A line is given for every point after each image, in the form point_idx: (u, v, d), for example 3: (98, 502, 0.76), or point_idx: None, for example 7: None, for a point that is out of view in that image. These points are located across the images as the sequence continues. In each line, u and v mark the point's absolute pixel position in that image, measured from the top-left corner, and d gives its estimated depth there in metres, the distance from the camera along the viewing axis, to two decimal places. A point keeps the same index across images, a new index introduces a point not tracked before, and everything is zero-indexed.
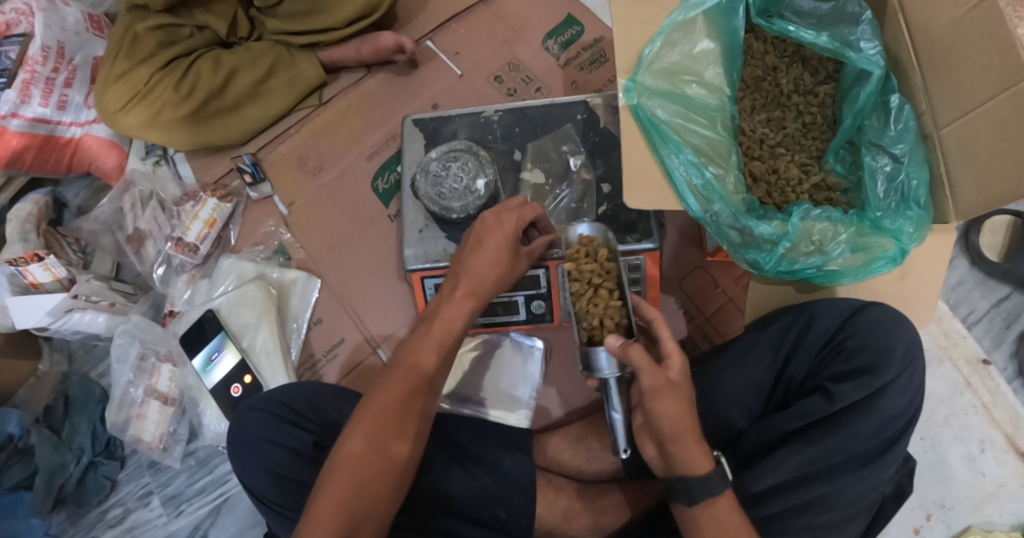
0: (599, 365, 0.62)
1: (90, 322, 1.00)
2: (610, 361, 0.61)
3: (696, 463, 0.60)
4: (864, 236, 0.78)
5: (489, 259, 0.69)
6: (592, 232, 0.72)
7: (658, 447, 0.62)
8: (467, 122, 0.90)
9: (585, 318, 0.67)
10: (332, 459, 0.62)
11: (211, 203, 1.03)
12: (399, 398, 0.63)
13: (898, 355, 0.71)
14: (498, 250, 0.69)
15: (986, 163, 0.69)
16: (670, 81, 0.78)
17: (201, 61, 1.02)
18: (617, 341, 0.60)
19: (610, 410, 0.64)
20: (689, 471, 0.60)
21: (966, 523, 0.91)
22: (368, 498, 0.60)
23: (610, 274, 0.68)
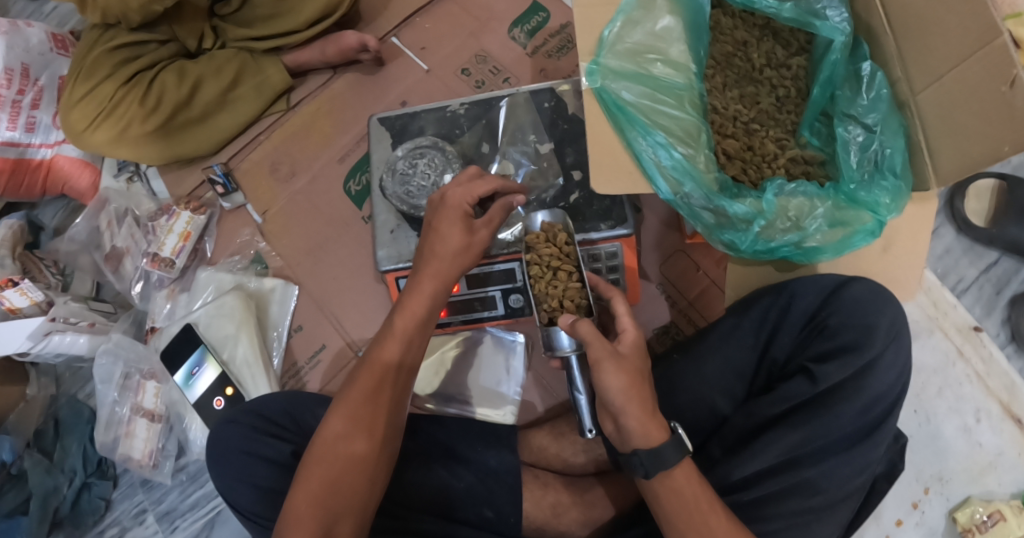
0: (558, 343, 0.67)
1: (70, 343, 0.99)
2: (570, 339, 0.66)
3: (649, 434, 0.59)
4: (842, 209, 0.76)
5: (443, 232, 0.69)
6: (551, 219, 0.77)
7: (614, 423, 0.62)
8: (434, 117, 0.89)
9: (545, 300, 0.73)
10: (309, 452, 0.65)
11: (185, 216, 1.02)
12: (376, 392, 0.66)
13: (883, 330, 0.69)
14: (451, 225, 0.69)
15: (963, 126, 0.67)
16: (634, 61, 0.77)
17: (165, 73, 1.01)
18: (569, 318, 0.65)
19: (574, 391, 0.67)
20: (643, 443, 0.60)
21: (965, 494, 0.90)
22: (343, 493, 0.63)
23: (568, 257, 0.74)
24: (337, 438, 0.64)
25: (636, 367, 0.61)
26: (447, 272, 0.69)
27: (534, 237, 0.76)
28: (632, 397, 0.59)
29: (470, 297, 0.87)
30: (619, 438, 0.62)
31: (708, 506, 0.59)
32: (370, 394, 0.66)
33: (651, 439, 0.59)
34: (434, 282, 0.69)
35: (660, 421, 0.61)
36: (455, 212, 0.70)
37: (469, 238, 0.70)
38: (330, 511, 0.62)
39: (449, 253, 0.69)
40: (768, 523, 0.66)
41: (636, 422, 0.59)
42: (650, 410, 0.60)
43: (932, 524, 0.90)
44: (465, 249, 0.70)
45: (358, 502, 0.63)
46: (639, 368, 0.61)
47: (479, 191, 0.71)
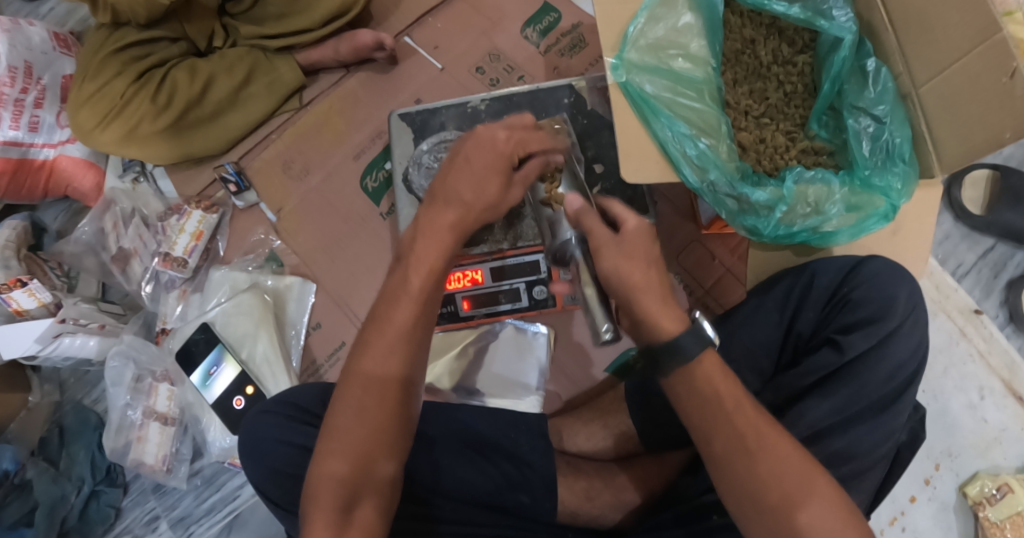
0: (561, 231, 0.71)
1: (81, 345, 0.97)
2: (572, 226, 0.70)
3: (660, 323, 0.59)
4: (856, 194, 0.78)
5: (468, 187, 0.64)
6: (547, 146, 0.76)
7: (630, 319, 0.62)
8: (455, 112, 0.90)
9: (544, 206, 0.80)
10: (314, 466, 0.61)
11: (197, 215, 1.00)
12: (379, 408, 0.60)
13: (901, 304, 0.72)
14: (479, 178, 0.65)
15: (966, 116, 0.71)
16: (656, 56, 0.79)
17: (177, 70, 1.00)
18: (576, 202, 0.66)
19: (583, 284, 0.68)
20: (655, 333, 0.59)
21: (974, 469, 0.95)
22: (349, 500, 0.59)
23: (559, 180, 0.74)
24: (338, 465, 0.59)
25: (643, 252, 0.61)
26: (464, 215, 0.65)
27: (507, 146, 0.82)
28: (639, 280, 0.59)
29: (495, 290, 0.88)
30: (634, 327, 0.62)
31: None
32: (371, 416, 0.60)
33: (661, 328, 0.59)
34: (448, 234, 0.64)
35: (678, 313, 0.60)
36: (496, 159, 0.66)
37: (486, 189, 0.65)
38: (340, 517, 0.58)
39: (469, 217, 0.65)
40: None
41: (649, 307, 0.59)
42: (665, 300, 0.60)
43: (943, 499, 0.94)
44: (489, 203, 0.65)
45: (373, 510, 0.60)
46: (648, 252, 0.61)
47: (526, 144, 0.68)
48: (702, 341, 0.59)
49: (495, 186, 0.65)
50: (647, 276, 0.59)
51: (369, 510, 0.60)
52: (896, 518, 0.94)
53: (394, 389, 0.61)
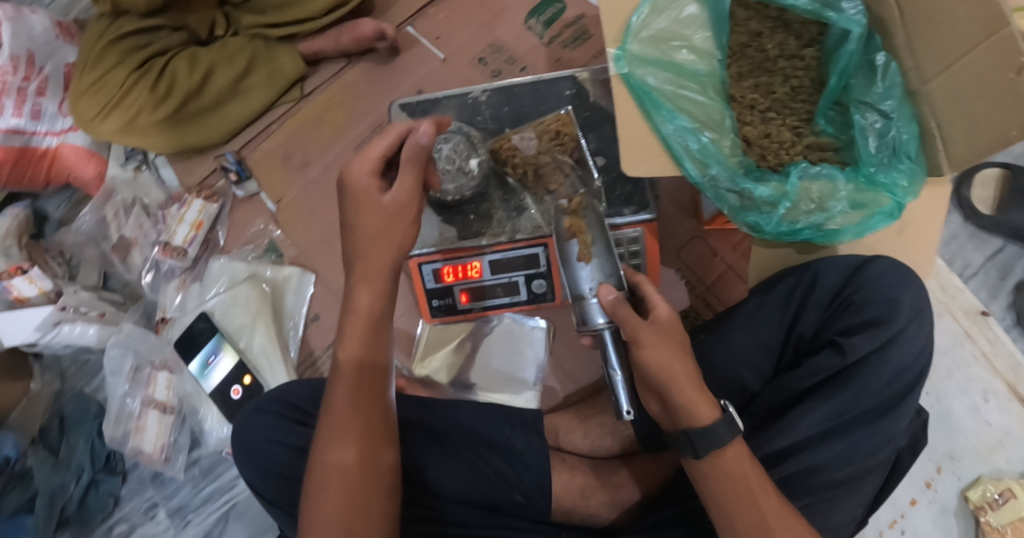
0: (593, 318, 0.65)
1: (80, 334, 0.97)
2: (603, 313, 0.65)
3: (698, 412, 0.62)
4: (862, 192, 0.77)
5: (373, 231, 0.63)
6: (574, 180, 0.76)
7: (661, 400, 0.65)
8: (455, 103, 0.89)
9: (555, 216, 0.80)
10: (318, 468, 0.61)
11: (197, 204, 1.00)
12: (367, 394, 0.62)
13: (906, 306, 0.71)
14: (377, 216, 0.63)
15: (976, 114, 0.69)
16: (659, 48, 0.78)
17: (177, 60, 1.00)
18: (610, 294, 0.63)
19: (609, 369, 0.66)
20: (693, 422, 0.62)
21: (976, 473, 0.93)
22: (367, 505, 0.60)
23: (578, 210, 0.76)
24: (341, 454, 0.60)
25: (675, 339, 0.64)
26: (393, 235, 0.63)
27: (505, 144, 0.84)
28: (680, 372, 0.62)
29: (494, 284, 0.87)
30: (667, 415, 0.64)
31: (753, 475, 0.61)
32: (359, 404, 0.62)
33: (700, 418, 0.62)
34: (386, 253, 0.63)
35: (709, 398, 0.63)
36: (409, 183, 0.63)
37: (389, 214, 0.63)
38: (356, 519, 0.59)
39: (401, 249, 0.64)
40: (802, 497, 0.68)
41: (685, 396, 0.62)
42: (697, 385, 0.63)
43: (944, 502, 0.93)
44: (396, 216, 0.63)
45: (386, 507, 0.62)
46: (678, 342, 0.64)
47: (378, 152, 0.64)
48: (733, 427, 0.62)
49: (387, 208, 0.63)
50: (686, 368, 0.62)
51: (381, 508, 0.61)
52: (896, 520, 0.93)
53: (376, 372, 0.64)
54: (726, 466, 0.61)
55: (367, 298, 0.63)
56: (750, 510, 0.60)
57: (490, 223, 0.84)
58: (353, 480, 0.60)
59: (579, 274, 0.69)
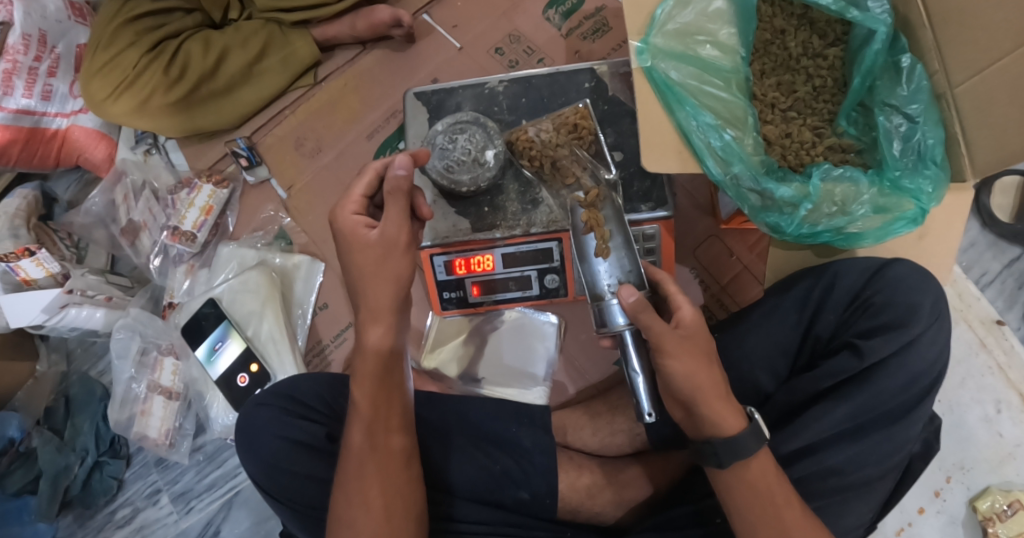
0: (613, 318, 0.64)
1: (87, 317, 0.97)
2: (624, 314, 0.64)
3: (723, 422, 0.61)
4: (886, 196, 0.75)
5: (367, 269, 0.64)
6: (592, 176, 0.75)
7: (685, 410, 0.64)
8: (471, 93, 0.87)
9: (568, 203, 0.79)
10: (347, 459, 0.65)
11: (207, 190, 0.99)
12: (373, 387, 0.65)
13: (925, 310, 0.69)
14: (369, 251, 0.64)
15: (1004, 120, 0.67)
16: (683, 42, 0.76)
17: (190, 43, 0.99)
18: (631, 295, 0.60)
19: (630, 370, 0.65)
20: (717, 432, 0.61)
21: (985, 483, 0.92)
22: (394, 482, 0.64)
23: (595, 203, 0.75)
24: (360, 440, 0.65)
25: (702, 349, 0.62)
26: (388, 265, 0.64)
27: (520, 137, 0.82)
28: (704, 379, 0.61)
29: (506, 278, 0.86)
30: (691, 422, 0.63)
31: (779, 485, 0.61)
32: (371, 399, 0.65)
33: (726, 428, 0.61)
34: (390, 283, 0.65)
35: (735, 408, 0.62)
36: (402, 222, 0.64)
37: (382, 248, 0.64)
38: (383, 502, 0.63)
39: (399, 275, 0.65)
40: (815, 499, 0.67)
41: (710, 408, 0.61)
42: (721, 395, 0.62)
43: (953, 512, 0.92)
44: (387, 250, 0.64)
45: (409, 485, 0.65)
46: (705, 349, 0.62)
47: (358, 194, 0.66)
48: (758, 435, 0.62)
49: (376, 243, 0.64)
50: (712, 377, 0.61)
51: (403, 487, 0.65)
52: (903, 529, 0.92)
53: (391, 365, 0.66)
54: (737, 466, 0.61)
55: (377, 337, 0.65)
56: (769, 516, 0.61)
57: (504, 215, 0.83)
58: (370, 464, 0.64)
59: (601, 275, 0.69)
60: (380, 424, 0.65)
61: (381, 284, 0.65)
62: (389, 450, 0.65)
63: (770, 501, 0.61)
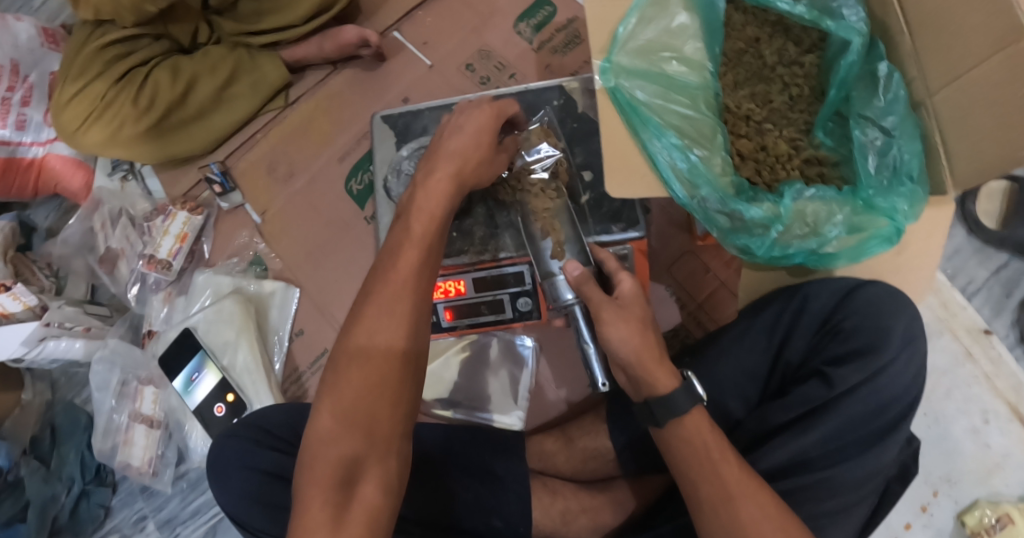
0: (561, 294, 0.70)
1: (66, 348, 0.97)
2: (570, 289, 0.70)
3: (657, 381, 0.62)
4: (859, 215, 0.72)
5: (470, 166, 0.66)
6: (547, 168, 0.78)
7: (627, 375, 0.65)
8: (438, 115, 0.86)
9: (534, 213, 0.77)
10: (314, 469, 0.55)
11: (182, 216, 0.99)
12: (359, 380, 0.56)
13: (898, 335, 0.67)
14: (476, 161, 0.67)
15: (981, 128, 0.65)
16: (648, 60, 0.75)
17: (157, 71, 0.97)
18: (576, 269, 0.67)
19: (583, 342, 0.70)
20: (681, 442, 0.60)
21: (973, 496, 0.90)
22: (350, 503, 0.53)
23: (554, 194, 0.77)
24: (322, 434, 0.55)
25: (638, 316, 0.64)
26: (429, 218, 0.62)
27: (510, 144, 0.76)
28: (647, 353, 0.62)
29: (478, 301, 0.85)
30: (632, 387, 0.65)
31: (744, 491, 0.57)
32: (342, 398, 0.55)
33: (659, 387, 0.62)
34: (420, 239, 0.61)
35: (671, 368, 0.63)
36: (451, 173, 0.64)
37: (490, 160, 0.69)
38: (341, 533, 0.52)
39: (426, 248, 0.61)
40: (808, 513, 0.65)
41: (646, 368, 0.62)
42: (657, 357, 0.63)
43: (940, 526, 0.91)
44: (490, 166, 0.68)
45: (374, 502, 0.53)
46: (642, 316, 0.64)
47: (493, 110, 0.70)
48: (695, 396, 0.62)
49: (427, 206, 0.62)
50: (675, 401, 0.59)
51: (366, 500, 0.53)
52: None
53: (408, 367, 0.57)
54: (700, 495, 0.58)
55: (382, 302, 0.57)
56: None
57: (472, 240, 0.82)
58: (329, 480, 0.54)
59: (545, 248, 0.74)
60: (354, 420, 0.55)
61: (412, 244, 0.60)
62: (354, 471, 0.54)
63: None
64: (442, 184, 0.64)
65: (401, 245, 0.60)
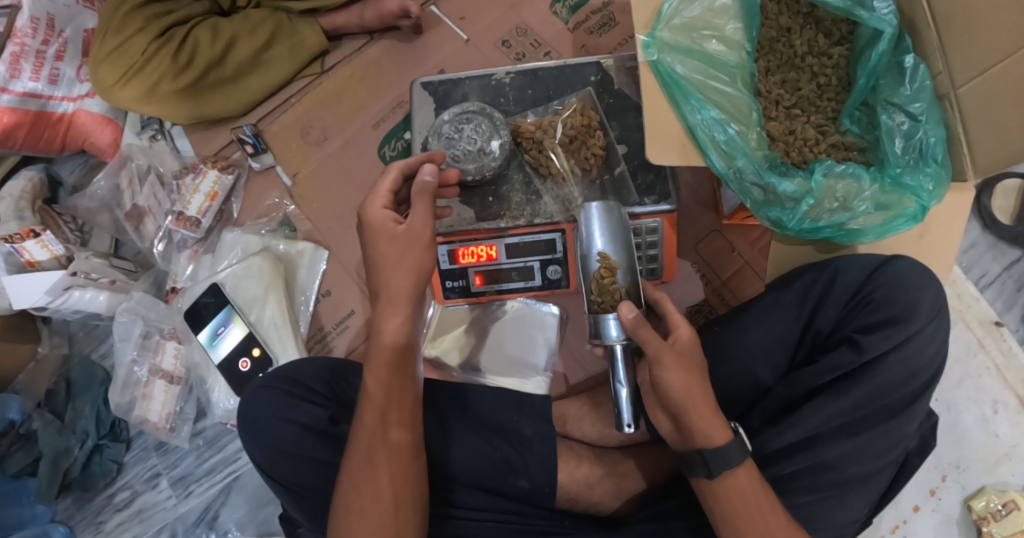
0: (607, 332, 0.64)
1: (90, 300, 0.98)
2: (619, 328, 0.63)
3: (712, 434, 0.61)
4: (886, 193, 0.75)
5: (392, 260, 0.66)
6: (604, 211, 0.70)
7: (674, 422, 0.64)
8: (478, 84, 0.88)
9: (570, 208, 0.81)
10: (373, 447, 0.64)
11: (212, 175, 1.00)
12: (387, 377, 0.66)
13: (926, 307, 0.70)
14: (393, 242, 0.66)
15: (1006, 121, 0.65)
16: (689, 36, 0.76)
17: (199, 30, 0.99)
18: (631, 312, 0.61)
19: (614, 381, 0.65)
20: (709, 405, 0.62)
21: (980, 483, 0.93)
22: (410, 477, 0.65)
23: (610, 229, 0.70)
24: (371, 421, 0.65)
25: (695, 364, 0.63)
26: (394, 271, 0.66)
27: (525, 127, 0.83)
28: (697, 393, 0.62)
29: (509, 268, 0.86)
30: (679, 436, 0.64)
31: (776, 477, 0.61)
32: (381, 385, 0.66)
33: (714, 439, 0.61)
34: (405, 281, 0.66)
35: (723, 421, 0.63)
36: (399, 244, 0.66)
37: (405, 242, 0.66)
38: (397, 498, 0.63)
39: (420, 267, 0.66)
40: (808, 493, 0.68)
41: (699, 419, 0.62)
42: (710, 409, 0.62)
43: (947, 511, 0.94)
44: (410, 243, 0.65)
45: (415, 460, 0.66)
46: (696, 366, 0.63)
47: (387, 188, 0.68)
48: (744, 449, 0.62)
49: (401, 235, 0.66)
50: None
51: (410, 469, 0.65)
52: (898, 526, 0.94)
53: (406, 353, 0.67)
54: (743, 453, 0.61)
55: (395, 326, 0.66)
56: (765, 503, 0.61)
57: (507, 206, 0.83)
58: (383, 456, 0.64)
59: (593, 268, 0.69)
60: (395, 412, 0.66)
61: (400, 275, 0.66)
62: (394, 444, 0.65)
63: (761, 503, 0.61)
64: (387, 254, 0.66)
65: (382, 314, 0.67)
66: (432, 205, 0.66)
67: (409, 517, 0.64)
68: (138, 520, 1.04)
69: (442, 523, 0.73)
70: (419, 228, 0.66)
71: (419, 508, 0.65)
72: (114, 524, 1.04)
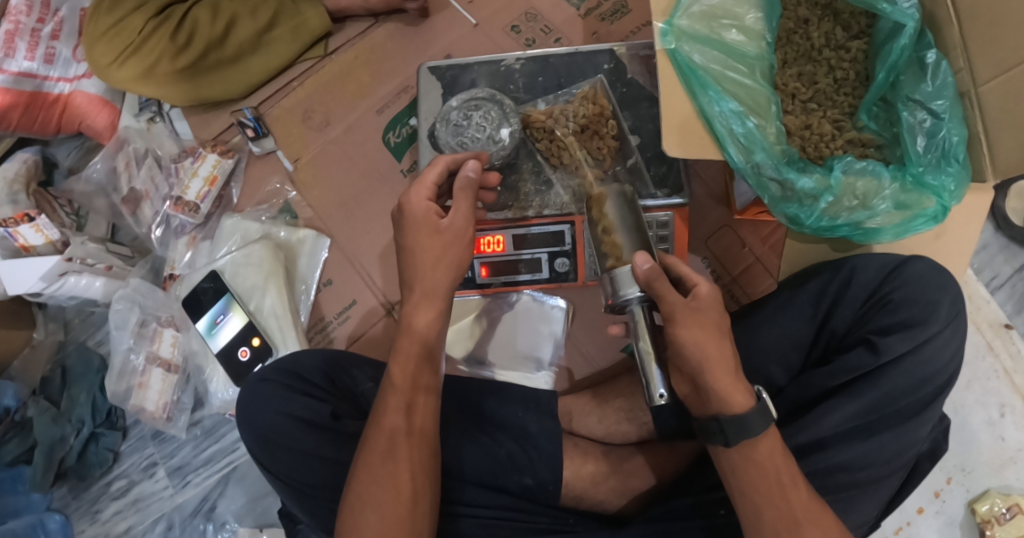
0: (625, 289, 0.60)
1: (86, 286, 0.95)
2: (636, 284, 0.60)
3: (731, 399, 0.58)
4: (907, 192, 0.72)
5: (433, 252, 0.64)
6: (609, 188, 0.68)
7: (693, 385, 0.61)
8: (487, 70, 0.85)
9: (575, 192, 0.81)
10: (382, 444, 0.62)
11: (211, 159, 0.97)
12: (416, 366, 0.65)
13: (944, 309, 0.69)
14: (436, 236, 0.64)
15: None
16: (708, 25, 0.74)
17: (198, 9, 0.97)
18: (646, 263, 0.58)
19: (638, 347, 0.61)
20: (725, 403, 0.58)
21: (985, 486, 0.92)
22: (424, 475, 0.63)
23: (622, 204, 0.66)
24: (388, 419, 0.63)
25: (714, 321, 0.59)
26: (427, 274, 0.64)
27: (535, 115, 0.81)
28: (717, 364, 0.58)
29: (513, 259, 0.84)
30: (698, 399, 0.60)
31: (788, 476, 0.59)
32: (406, 374, 0.64)
33: (732, 406, 0.58)
34: (449, 272, 0.65)
35: (745, 387, 0.59)
36: (447, 246, 0.65)
37: (449, 236, 0.65)
38: (413, 496, 0.61)
39: (460, 264, 0.65)
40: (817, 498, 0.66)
41: (722, 390, 0.58)
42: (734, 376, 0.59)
43: (951, 514, 0.92)
44: (453, 238, 0.65)
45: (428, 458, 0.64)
46: (717, 322, 0.59)
47: (432, 181, 0.67)
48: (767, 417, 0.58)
49: (445, 230, 0.65)
50: (727, 361, 0.58)
51: (421, 467, 0.63)
52: (902, 528, 0.93)
53: (430, 352, 0.66)
54: (757, 454, 0.59)
55: (426, 319, 0.65)
56: (781, 505, 0.58)
57: (517, 196, 0.82)
58: (399, 454, 0.62)
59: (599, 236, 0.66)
60: (410, 409, 0.64)
61: (438, 271, 0.65)
62: (399, 440, 0.62)
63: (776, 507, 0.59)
64: (434, 248, 0.64)
65: (418, 304, 0.65)
66: (475, 203, 0.66)
67: (424, 516, 0.62)
68: (134, 510, 1.03)
69: (448, 520, 0.72)
70: (461, 224, 0.65)
71: (432, 508, 0.63)
72: (110, 512, 1.03)
